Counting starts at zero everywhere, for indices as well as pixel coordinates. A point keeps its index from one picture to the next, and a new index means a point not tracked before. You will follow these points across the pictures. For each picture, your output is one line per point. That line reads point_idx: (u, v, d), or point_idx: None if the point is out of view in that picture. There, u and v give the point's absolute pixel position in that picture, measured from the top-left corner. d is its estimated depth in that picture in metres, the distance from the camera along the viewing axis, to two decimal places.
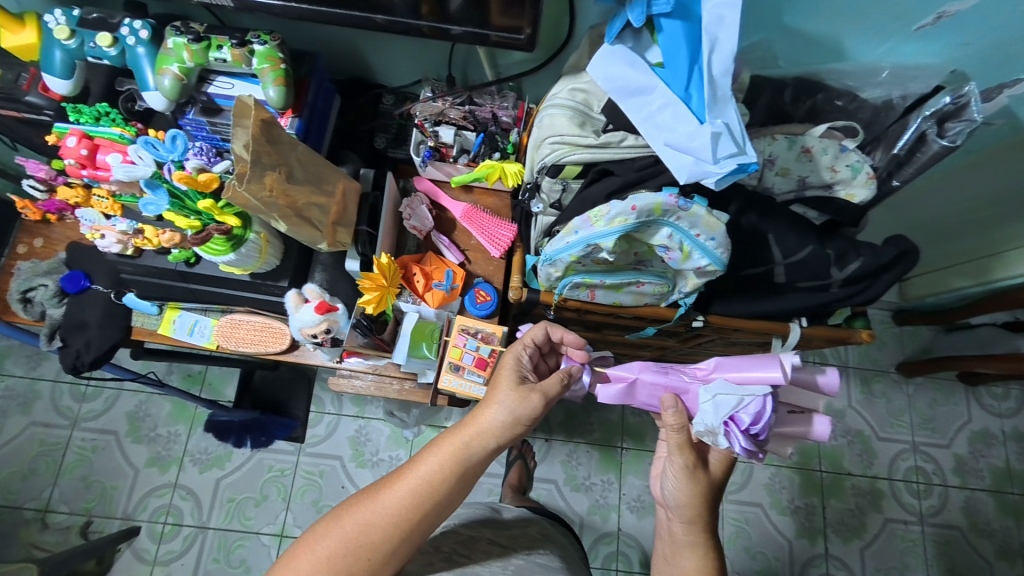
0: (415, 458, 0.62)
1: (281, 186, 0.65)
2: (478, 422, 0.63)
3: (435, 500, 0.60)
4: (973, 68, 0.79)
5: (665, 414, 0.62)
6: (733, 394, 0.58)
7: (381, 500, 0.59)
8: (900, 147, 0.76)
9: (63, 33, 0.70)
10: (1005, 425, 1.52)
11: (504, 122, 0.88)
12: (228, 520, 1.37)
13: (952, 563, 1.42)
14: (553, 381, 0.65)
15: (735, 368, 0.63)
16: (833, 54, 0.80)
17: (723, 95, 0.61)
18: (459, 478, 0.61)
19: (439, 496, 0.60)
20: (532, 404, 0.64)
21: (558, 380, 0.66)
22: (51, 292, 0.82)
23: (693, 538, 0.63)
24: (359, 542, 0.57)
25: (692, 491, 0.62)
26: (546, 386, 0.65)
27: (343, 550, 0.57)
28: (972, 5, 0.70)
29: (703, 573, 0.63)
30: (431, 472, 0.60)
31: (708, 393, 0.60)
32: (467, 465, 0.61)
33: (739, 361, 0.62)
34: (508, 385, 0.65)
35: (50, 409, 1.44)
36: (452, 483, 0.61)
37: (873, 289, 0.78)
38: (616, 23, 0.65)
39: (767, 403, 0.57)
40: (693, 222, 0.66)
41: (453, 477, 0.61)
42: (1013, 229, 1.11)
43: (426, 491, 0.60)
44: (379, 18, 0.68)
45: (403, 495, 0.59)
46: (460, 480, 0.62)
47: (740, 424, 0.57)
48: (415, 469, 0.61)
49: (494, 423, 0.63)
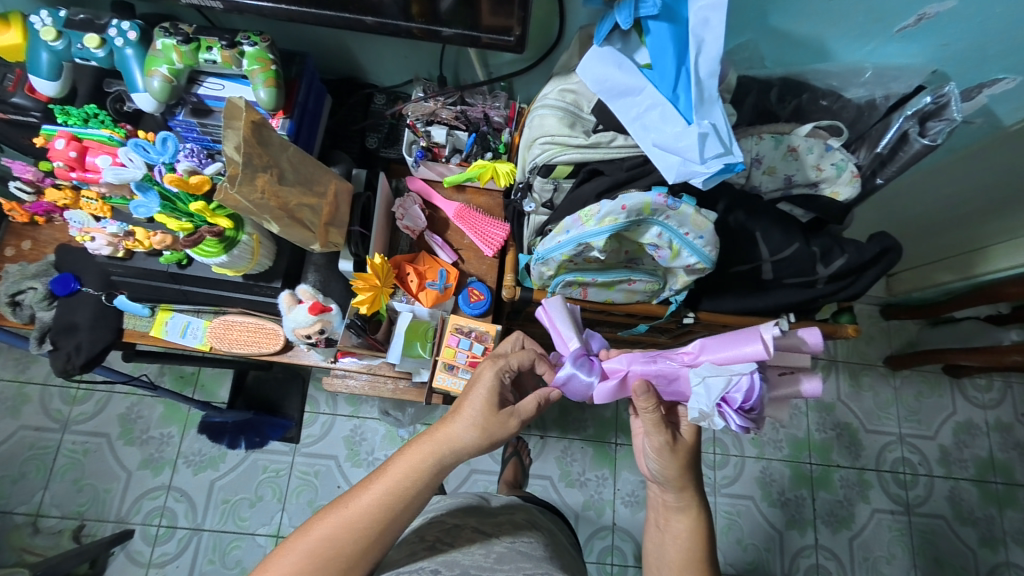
0: (383, 467, 0.62)
1: (272, 187, 0.65)
2: (445, 432, 0.62)
3: (404, 507, 0.60)
4: (952, 68, 0.81)
5: (636, 400, 0.60)
6: (721, 376, 0.56)
7: (350, 510, 0.59)
8: (883, 146, 0.78)
9: (50, 33, 0.69)
10: (989, 416, 1.55)
11: (496, 122, 0.90)
12: (223, 521, 1.37)
13: (938, 552, 1.45)
14: (528, 402, 0.64)
15: (720, 347, 0.59)
16: (818, 55, 0.82)
17: (710, 96, 0.62)
18: (428, 485, 0.61)
19: (408, 502, 0.60)
20: (495, 417, 0.63)
21: (533, 400, 0.65)
22: (40, 295, 0.81)
23: (684, 503, 0.63)
24: (326, 556, 0.57)
25: (677, 462, 0.61)
26: (521, 404, 0.64)
27: (313, 561, 0.56)
28: (952, 7, 0.71)
29: (696, 532, 0.63)
30: (399, 480, 0.60)
31: (697, 377, 0.57)
32: (437, 472, 0.61)
33: (720, 340, 0.59)
34: (475, 397, 0.64)
35: (39, 412, 1.42)
36: (422, 490, 0.61)
37: (856, 284, 0.80)
38: (604, 24, 0.65)
39: (755, 379, 0.54)
40: (682, 221, 0.67)
41: (423, 485, 0.61)
42: (996, 226, 1.16)
43: (395, 498, 0.59)
44: (369, 20, 0.68)
45: (371, 504, 0.59)
46: (430, 486, 0.61)
47: (733, 404, 0.54)
48: (383, 478, 0.60)
49: (462, 434, 0.62)
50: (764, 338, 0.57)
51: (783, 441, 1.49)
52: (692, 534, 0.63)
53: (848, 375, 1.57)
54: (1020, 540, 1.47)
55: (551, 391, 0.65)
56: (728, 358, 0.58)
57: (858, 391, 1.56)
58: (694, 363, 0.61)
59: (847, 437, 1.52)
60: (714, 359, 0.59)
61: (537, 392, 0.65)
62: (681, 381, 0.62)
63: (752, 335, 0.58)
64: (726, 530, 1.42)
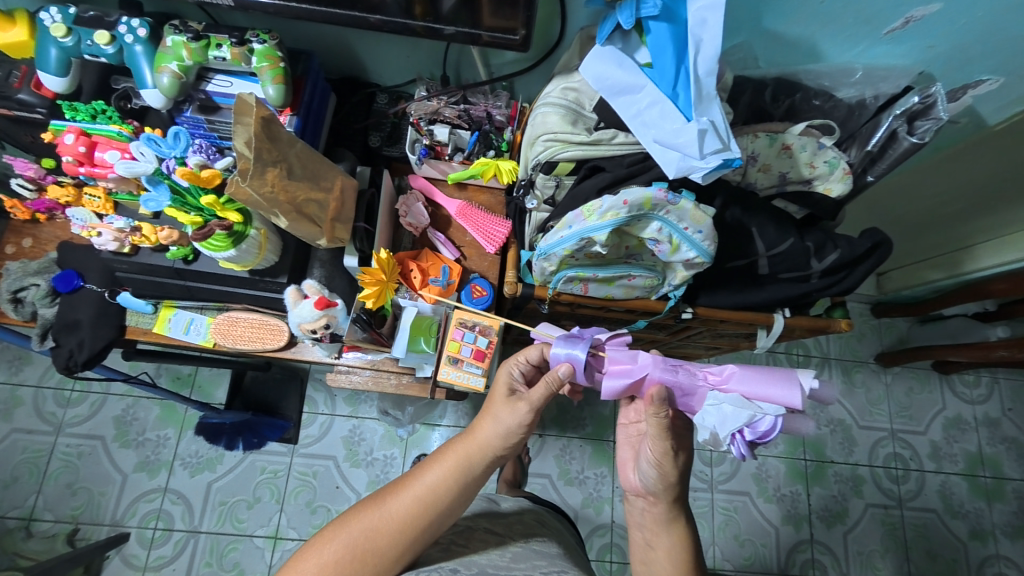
0: (419, 469, 0.65)
1: (281, 182, 0.66)
2: (477, 437, 0.65)
3: (437, 510, 0.62)
4: (938, 69, 0.84)
5: (649, 405, 0.58)
6: (748, 410, 0.56)
7: (385, 508, 0.61)
8: (873, 144, 0.80)
9: (59, 30, 0.70)
10: (977, 411, 1.59)
11: (498, 120, 0.91)
12: (220, 523, 1.36)
13: (930, 545, 1.48)
14: (538, 391, 0.64)
15: (757, 381, 0.58)
16: (810, 56, 0.85)
17: (707, 94, 0.64)
18: (460, 488, 0.63)
19: (441, 505, 0.62)
20: (524, 424, 0.64)
21: (544, 388, 0.64)
22: (42, 292, 0.81)
23: (671, 515, 0.65)
24: (362, 550, 0.60)
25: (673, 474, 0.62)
26: (531, 394, 0.64)
27: (348, 556, 0.59)
28: (935, 10, 0.74)
29: (682, 544, 0.65)
30: (433, 481, 0.63)
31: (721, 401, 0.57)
32: (469, 475, 0.64)
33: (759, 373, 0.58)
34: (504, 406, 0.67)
35: (32, 415, 1.41)
36: (454, 493, 0.63)
37: (849, 280, 0.82)
38: (606, 24, 0.67)
39: (777, 422, 0.55)
40: (681, 216, 0.69)
41: (454, 487, 0.63)
42: (978, 224, 1.20)
43: (428, 498, 0.62)
44: (374, 18, 0.70)
45: (407, 504, 0.62)
46: (462, 490, 0.63)
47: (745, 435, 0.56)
48: (419, 479, 0.64)
49: (493, 440, 0.65)
50: (800, 387, 0.57)
51: (778, 438, 1.52)
52: (678, 544, 0.65)
53: (840, 372, 1.60)
54: (1009, 532, 1.50)
55: (563, 368, 0.63)
56: (759, 393, 0.58)
57: (850, 388, 1.59)
58: (722, 386, 0.60)
59: (841, 433, 1.54)
60: (746, 388, 0.58)
61: (547, 376, 0.64)
62: (696, 398, 0.62)
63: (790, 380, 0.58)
64: (723, 527, 1.44)
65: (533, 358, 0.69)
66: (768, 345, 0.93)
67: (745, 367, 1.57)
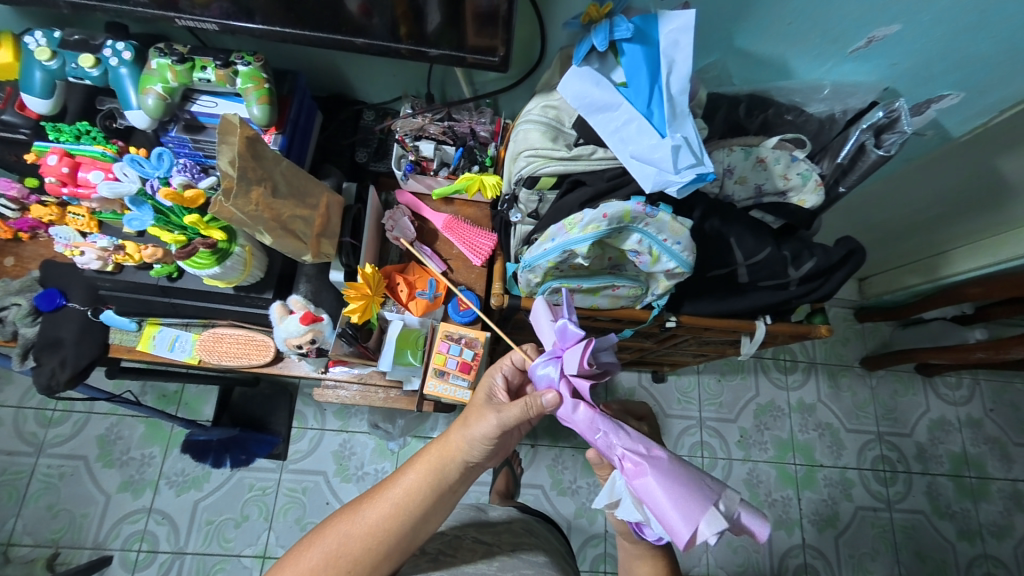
0: (395, 473, 0.66)
1: (266, 200, 0.67)
2: (449, 438, 0.65)
3: (412, 513, 0.63)
4: (901, 85, 0.89)
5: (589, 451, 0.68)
6: (636, 512, 0.56)
7: (361, 513, 0.63)
8: (843, 157, 0.83)
9: (44, 53, 0.71)
10: (960, 413, 1.62)
11: (482, 136, 0.94)
12: (207, 543, 1.33)
13: (919, 546, 1.49)
14: (514, 410, 0.62)
15: (658, 498, 0.53)
16: (782, 73, 0.88)
17: (681, 112, 0.68)
18: (437, 495, 0.64)
19: (416, 508, 0.63)
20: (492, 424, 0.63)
21: (517, 407, 0.63)
22: (23, 311, 0.80)
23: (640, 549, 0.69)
24: (338, 556, 0.60)
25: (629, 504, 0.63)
26: (508, 409, 0.63)
27: (324, 564, 0.60)
28: (896, 31, 0.78)
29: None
30: (407, 485, 0.64)
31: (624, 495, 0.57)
32: (442, 479, 0.64)
33: (662, 498, 0.53)
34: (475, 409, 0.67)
35: (13, 436, 1.38)
36: (428, 499, 0.63)
37: (827, 286, 0.84)
38: (582, 46, 0.70)
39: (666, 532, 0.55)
40: (660, 228, 0.70)
41: (429, 492, 0.63)
42: (951, 231, 1.24)
43: (404, 504, 0.63)
44: (359, 41, 0.72)
45: (381, 508, 0.63)
46: (437, 496, 0.64)
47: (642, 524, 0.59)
48: (394, 483, 0.65)
49: (465, 440, 0.65)
50: (698, 533, 0.50)
51: (767, 442, 1.53)
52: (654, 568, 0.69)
53: (827, 377, 1.62)
54: (995, 532, 1.52)
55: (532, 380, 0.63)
56: (654, 512, 0.53)
57: (837, 392, 1.61)
58: (630, 480, 0.56)
59: (829, 437, 1.56)
60: (644, 498, 0.54)
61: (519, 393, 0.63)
62: None
63: (692, 520, 0.51)
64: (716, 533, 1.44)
65: (517, 360, 0.72)
66: (752, 351, 0.95)
67: (733, 373, 1.59)
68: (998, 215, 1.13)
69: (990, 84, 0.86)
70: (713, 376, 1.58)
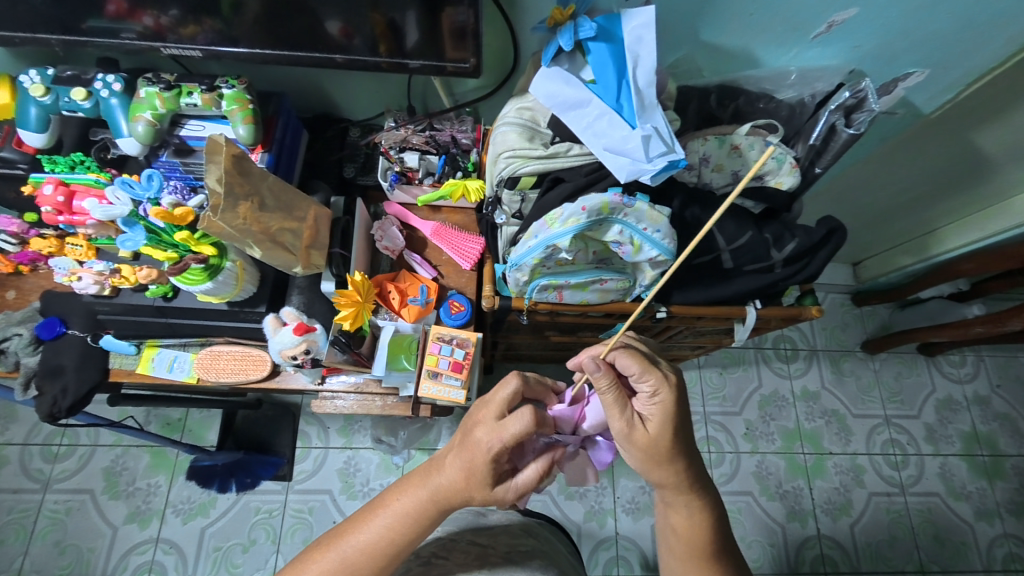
0: (378, 509, 0.65)
1: (254, 214, 0.70)
2: (439, 488, 0.63)
3: (397, 549, 0.63)
4: (867, 66, 0.92)
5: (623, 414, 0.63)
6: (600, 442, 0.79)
7: (343, 544, 0.64)
8: (815, 138, 0.85)
9: (38, 89, 0.75)
10: (967, 390, 1.61)
11: (464, 143, 0.96)
12: (214, 570, 1.32)
13: (937, 530, 1.47)
14: (529, 474, 0.65)
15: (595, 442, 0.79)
16: (748, 62, 0.91)
17: (649, 104, 0.70)
18: (421, 532, 0.64)
19: (402, 545, 0.63)
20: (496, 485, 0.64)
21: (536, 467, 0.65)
22: (25, 340, 0.82)
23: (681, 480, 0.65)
24: None
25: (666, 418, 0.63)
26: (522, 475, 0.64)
27: None
28: (854, 14, 0.81)
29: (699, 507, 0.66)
30: (391, 524, 0.64)
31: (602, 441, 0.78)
32: (428, 523, 0.64)
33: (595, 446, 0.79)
34: (475, 463, 0.62)
35: (19, 473, 1.38)
36: (413, 537, 0.64)
37: (811, 266, 0.85)
38: (550, 48, 0.73)
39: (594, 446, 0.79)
40: (639, 217, 0.72)
41: (415, 532, 0.64)
42: (937, 208, 1.26)
43: (387, 543, 0.63)
44: (338, 58, 0.75)
45: (364, 544, 0.63)
46: (422, 533, 0.64)
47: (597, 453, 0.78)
48: (377, 520, 0.64)
49: (456, 492, 0.63)
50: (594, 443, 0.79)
51: (774, 433, 1.52)
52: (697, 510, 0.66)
53: (829, 363, 1.61)
54: (1013, 510, 1.49)
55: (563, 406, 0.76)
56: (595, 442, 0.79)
57: (840, 377, 1.60)
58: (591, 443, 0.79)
59: (836, 424, 1.55)
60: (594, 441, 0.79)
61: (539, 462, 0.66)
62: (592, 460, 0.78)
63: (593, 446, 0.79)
64: None
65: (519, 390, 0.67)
66: (746, 338, 0.95)
67: (734, 366, 1.59)
68: (980, 187, 1.15)
69: (954, 58, 0.89)
70: (714, 369, 1.58)
